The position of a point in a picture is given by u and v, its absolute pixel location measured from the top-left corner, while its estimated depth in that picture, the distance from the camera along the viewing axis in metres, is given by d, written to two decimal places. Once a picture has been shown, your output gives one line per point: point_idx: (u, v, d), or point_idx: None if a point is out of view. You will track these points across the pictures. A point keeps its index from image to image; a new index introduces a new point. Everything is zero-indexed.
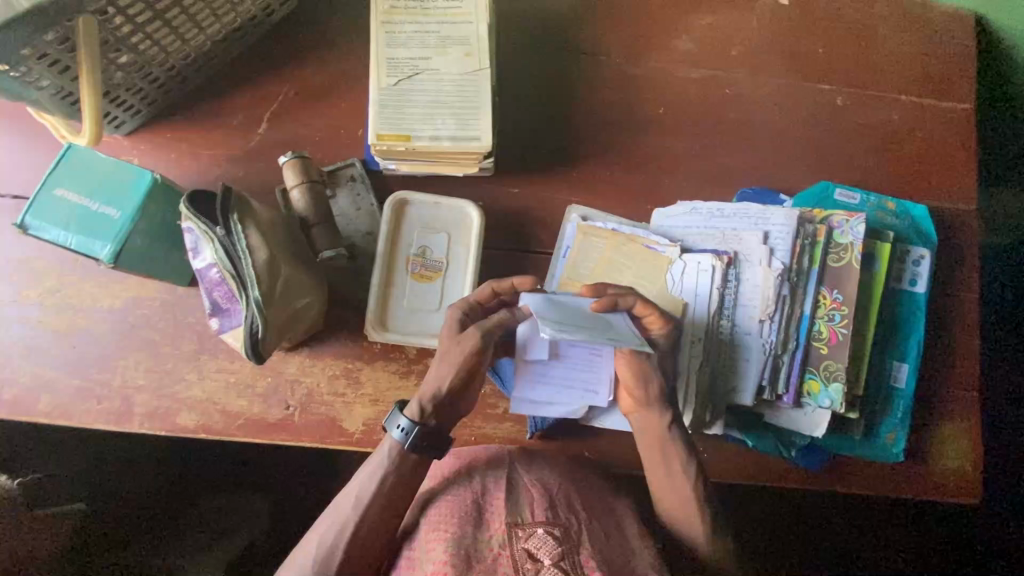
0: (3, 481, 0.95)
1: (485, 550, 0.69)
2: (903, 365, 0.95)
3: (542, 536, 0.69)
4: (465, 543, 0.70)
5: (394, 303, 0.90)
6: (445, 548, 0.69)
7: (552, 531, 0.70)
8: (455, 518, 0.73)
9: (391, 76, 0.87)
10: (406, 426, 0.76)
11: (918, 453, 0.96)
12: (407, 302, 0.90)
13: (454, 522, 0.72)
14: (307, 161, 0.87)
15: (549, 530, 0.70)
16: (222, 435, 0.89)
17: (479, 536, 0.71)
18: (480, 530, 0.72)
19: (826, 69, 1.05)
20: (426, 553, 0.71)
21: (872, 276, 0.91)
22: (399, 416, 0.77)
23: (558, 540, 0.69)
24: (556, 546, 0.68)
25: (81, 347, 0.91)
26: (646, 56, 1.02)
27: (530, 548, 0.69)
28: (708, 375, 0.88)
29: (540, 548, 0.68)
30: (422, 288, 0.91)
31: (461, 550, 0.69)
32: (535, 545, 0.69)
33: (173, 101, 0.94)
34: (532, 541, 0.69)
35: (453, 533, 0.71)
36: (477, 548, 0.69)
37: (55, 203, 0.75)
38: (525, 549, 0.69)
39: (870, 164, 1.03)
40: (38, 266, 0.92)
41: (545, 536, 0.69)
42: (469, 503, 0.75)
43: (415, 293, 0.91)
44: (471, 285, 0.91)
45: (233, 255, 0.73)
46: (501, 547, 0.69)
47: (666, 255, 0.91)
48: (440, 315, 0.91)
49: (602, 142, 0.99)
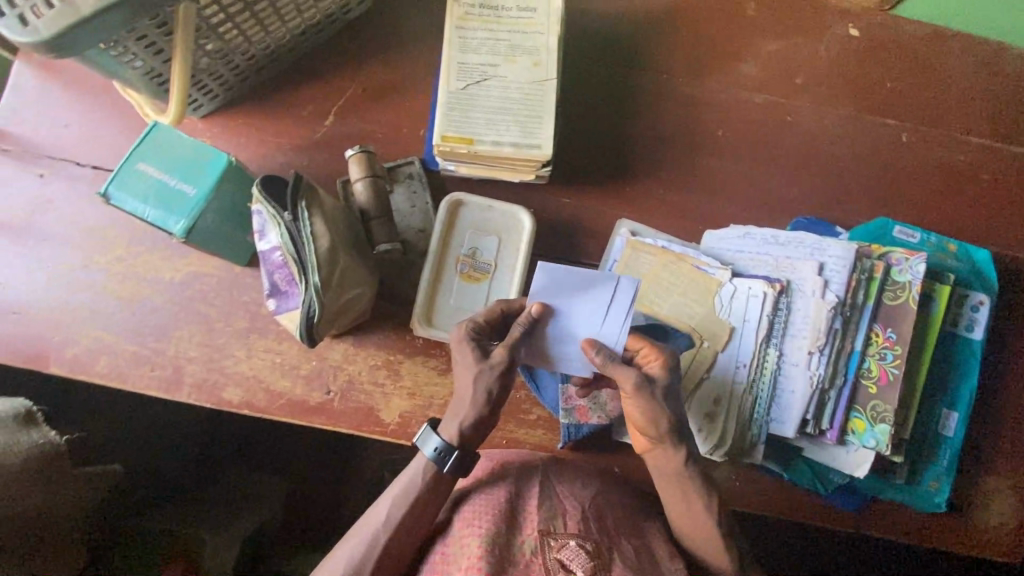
0: (52, 436, 0.99)
1: (518, 556, 0.71)
2: (952, 413, 0.92)
3: (574, 548, 0.70)
4: (500, 543, 0.71)
5: (440, 300, 0.92)
6: (479, 543, 0.71)
7: (584, 545, 0.71)
8: (488, 514, 0.75)
9: (460, 81, 0.89)
10: (440, 448, 0.77)
11: (963, 505, 0.92)
12: (454, 301, 0.92)
13: (487, 517, 0.75)
14: (371, 156, 0.89)
15: (581, 543, 0.71)
16: (264, 412, 0.92)
17: (513, 539, 0.73)
18: (513, 534, 0.73)
19: (892, 104, 1.03)
20: (459, 548, 0.74)
21: (928, 317, 0.89)
22: (433, 435, 0.78)
23: (590, 554, 0.70)
24: (588, 560, 0.69)
25: (141, 315, 0.95)
26: (709, 77, 1.02)
27: (563, 558, 0.70)
28: (750, 403, 0.87)
29: (572, 560, 0.69)
30: (469, 288, 0.92)
31: (495, 548, 0.71)
32: (568, 556, 0.70)
33: (247, 88, 0.98)
34: (564, 552, 0.70)
35: (488, 529, 0.73)
36: (511, 551, 0.71)
37: (136, 176, 0.79)
38: (557, 559, 0.70)
39: (932, 203, 1.00)
40: (109, 234, 0.97)
41: (578, 549, 0.70)
42: (501, 501, 0.77)
43: (463, 293, 0.92)
44: (517, 290, 0.92)
45: (297, 240, 0.76)
46: (534, 555, 0.71)
47: (716, 277, 0.91)
48: None
49: (657, 160, 1.00)
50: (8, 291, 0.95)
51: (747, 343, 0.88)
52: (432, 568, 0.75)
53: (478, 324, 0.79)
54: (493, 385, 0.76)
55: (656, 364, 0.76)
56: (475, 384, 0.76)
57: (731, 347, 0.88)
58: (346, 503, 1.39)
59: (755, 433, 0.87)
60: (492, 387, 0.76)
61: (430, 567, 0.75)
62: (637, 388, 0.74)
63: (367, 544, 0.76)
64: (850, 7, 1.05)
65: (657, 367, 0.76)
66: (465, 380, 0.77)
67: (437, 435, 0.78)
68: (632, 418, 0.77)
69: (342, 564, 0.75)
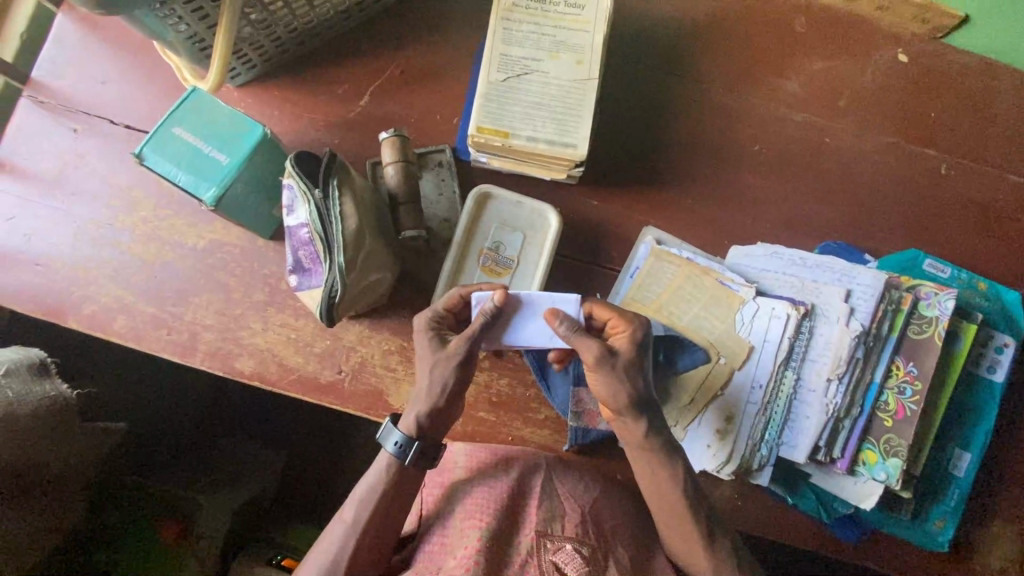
0: (65, 390, 1.02)
1: (514, 556, 0.72)
2: (965, 454, 0.91)
3: (570, 551, 0.71)
4: (497, 543, 0.72)
5: None
6: (479, 537, 0.72)
7: (580, 550, 0.71)
8: (489, 509, 0.76)
9: (502, 72, 0.88)
10: (401, 442, 0.76)
11: (967, 547, 0.91)
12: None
13: (489, 512, 0.75)
14: (405, 140, 0.87)
15: (577, 547, 0.71)
16: (275, 386, 0.92)
17: (510, 540, 0.73)
18: (511, 534, 0.74)
19: (934, 135, 1.01)
20: (457, 538, 0.75)
21: (952, 355, 0.88)
22: (394, 431, 0.77)
23: (586, 559, 0.70)
24: (583, 564, 0.69)
25: (162, 278, 0.95)
26: (749, 92, 1.01)
27: (558, 561, 0.70)
28: (762, 424, 0.86)
29: (567, 563, 0.69)
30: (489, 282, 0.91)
31: (492, 546, 0.72)
32: (563, 559, 0.70)
33: (286, 62, 0.98)
34: (559, 555, 0.71)
35: (488, 524, 0.74)
36: (507, 551, 0.72)
37: (173, 141, 0.79)
38: (552, 561, 0.70)
39: (964, 240, 0.99)
40: (136, 195, 0.97)
41: (573, 553, 0.70)
42: (503, 499, 0.78)
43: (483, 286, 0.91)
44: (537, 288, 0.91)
45: (325, 219, 0.76)
46: (529, 555, 0.71)
47: (740, 294, 0.90)
48: None
49: (689, 170, 0.98)
50: (34, 242, 0.95)
51: (765, 364, 0.87)
52: (430, 557, 0.76)
53: (439, 313, 0.80)
54: (450, 375, 0.76)
55: (624, 337, 0.77)
56: (432, 374, 0.76)
57: (749, 367, 0.87)
58: (342, 483, 1.40)
59: (764, 455, 0.86)
60: (449, 378, 0.76)
61: (428, 557, 0.76)
62: (597, 362, 0.75)
63: (368, 528, 0.76)
64: (900, 32, 1.03)
65: (624, 341, 0.76)
66: (423, 369, 0.78)
67: (398, 429, 0.77)
68: (597, 394, 0.77)
69: (342, 543, 0.76)
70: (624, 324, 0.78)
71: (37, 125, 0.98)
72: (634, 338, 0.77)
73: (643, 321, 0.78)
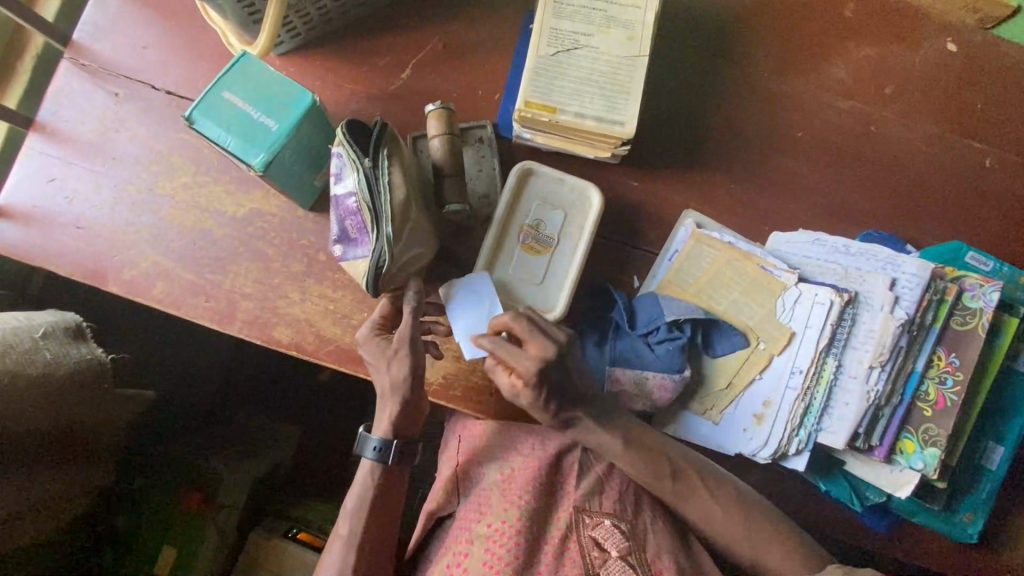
0: (100, 354, 1.03)
1: (554, 529, 0.79)
2: (999, 447, 0.91)
3: (609, 527, 0.78)
4: (537, 521, 0.79)
5: (499, 267, 0.90)
6: (520, 515, 0.79)
7: (619, 526, 0.78)
8: (529, 487, 0.81)
9: (551, 47, 0.87)
10: (378, 446, 0.82)
11: (996, 539, 0.92)
12: (512, 271, 0.90)
13: (530, 492, 0.81)
14: (451, 113, 0.87)
15: (616, 523, 0.79)
16: (312, 356, 0.93)
17: (549, 516, 0.81)
18: (550, 509, 0.81)
19: (980, 127, 1.00)
20: (494, 508, 0.81)
21: (993, 348, 0.87)
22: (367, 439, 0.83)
23: (625, 535, 0.78)
24: (623, 541, 0.77)
25: (201, 244, 0.95)
26: (795, 78, 0.99)
27: (597, 536, 0.78)
28: (802, 409, 0.86)
29: (607, 539, 0.77)
30: (529, 259, 0.90)
31: (533, 523, 0.79)
32: (602, 535, 0.78)
33: (329, 31, 0.98)
34: (598, 531, 0.78)
35: (529, 504, 0.80)
36: (547, 522, 0.80)
37: (222, 105, 0.78)
38: (592, 536, 0.78)
39: (1007, 233, 0.98)
40: (176, 161, 0.97)
41: (612, 529, 0.78)
42: (542, 478, 0.82)
43: (523, 263, 0.90)
44: (577, 267, 0.90)
45: (373, 188, 0.75)
46: (570, 531, 0.79)
47: (781, 280, 0.89)
48: (541, 291, 0.90)
49: (731, 154, 0.97)
50: (75, 206, 0.96)
51: (807, 351, 0.86)
52: (463, 519, 0.83)
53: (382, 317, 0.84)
54: (405, 365, 0.80)
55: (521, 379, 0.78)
56: (388, 367, 0.81)
57: (788, 352, 0.87)
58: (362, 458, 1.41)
59: (801, 441, 0.86)
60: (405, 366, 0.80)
61: (462, 518, 0.83)
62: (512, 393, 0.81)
63: None
64: (950, 21, 1.01)
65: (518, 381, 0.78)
66: (379, 370, 0.82)
67: (375, 435, 0.83)
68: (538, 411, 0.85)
69: None
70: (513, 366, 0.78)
71: (77, 88, 0.98)
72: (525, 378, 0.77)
73: (544, 348, 0.77)
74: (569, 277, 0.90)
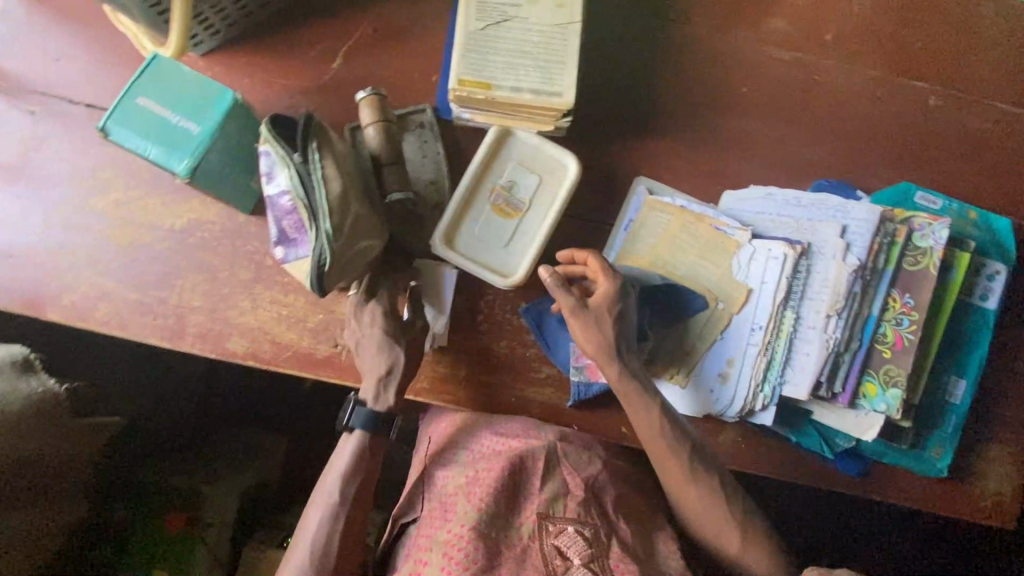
0: (52, 385, 1.00)
1: (517, 537, 0.78)
2: (961, 381, 0.92)
3: (572, 535, 0.77)
4: (496, 524, 0.78)
5: (466, 224, 0.88)
6: (476, 520, 0.77)
7: (583, 532, 0.77)
8: (490, 489, 0.80)
9: (479, 21, 0.84)
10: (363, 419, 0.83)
11: (966, 471, 0.94)
12: (480, 231, 0.88)
13: (489, 494, 0.79)
14: (383, 99, 0.84)
15: (579, 529, 0.77)
16: (270, 363, 0.90)
17: (511, 522, 0.79)
18: (512, 514, 0.80)
19: (923, 66, 0.99)
20: (454, 510, 0.80)
21: (946, 283, 0.88)
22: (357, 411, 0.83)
23: (588, 542, 0.76)
24: (586, 548, 0.75)
25: (141, 261, 0.92)
26: (736, 32, 0.98)
27: (560, 544, 0.76)
28: (765, 364, 0.86)
29: (569, 547, 0.76)
30: (498, 221, 0.89)
31: (491, 528, 0.77)
32: (565, 543, 0.76)
33: (251, 26, 0.93)
34: (561, 538, 0.77)
35: (488, 508, 0.78)
36: (509, 531, 0.78)
37: (138, 112, 0.74)
38: (555, 545, 0.76)
39: (955, 170, 0.98)
40: (106, 177, 0.93)
41: (575, 536, 0.76)
42: (504, 478, 0.81)
43: (491, 223, 0.88)
44: (544, 235, 0.87)
45: (307, 184, 0.73)
46: (531, 539, 0.78)
47: (735, 238, 0.89)
48: (508, 253, 0.89)
49: (678, 116, 0.96)
50: (3, 233, 0.91)
51: (765, 306, 0.87)
52: (427, 519, 0.82)
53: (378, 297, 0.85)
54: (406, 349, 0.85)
55: (604, 292, 0.82)
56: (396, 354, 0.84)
57: (747, 309, 0.87)
58: None
59: (766, 395, 0.86)
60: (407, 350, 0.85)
61: (426, 518, 0.83)
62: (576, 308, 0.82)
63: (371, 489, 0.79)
64: None
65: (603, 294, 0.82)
66: (382, 353, 0.83)
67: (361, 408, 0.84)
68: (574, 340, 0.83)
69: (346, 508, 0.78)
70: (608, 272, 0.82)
71: None
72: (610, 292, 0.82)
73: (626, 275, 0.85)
74: (534, 243, 0.88)
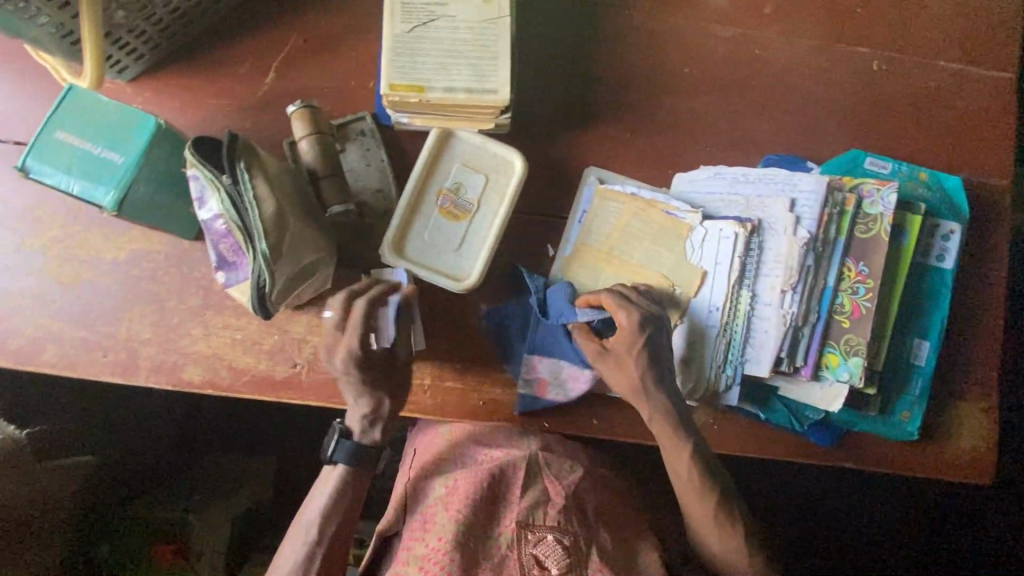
0: (14, 433, 0.99)
1: (495, 548, 0.77)
2: (924, 342, 0.93)
3: (551, 543, 0.76)
4: (475, 536, 0.77)
5: (415, 230, 0.86)
6: (454, 531, 0.76)
7: (562, 540, 0.76)
8: (470, 501, 0.80)
9: (405, 23, 0.82)
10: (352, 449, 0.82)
11: (937, 430, 0.94)
12: (430, 236, 0.86)
13: (469, 505, 0.79)
14: (315, 111, 0.83)
15: (558, 538, 0.76)
16: (228, 390, 0.88)
17: (490, 534, 0.78)
18: (491, 526, 0.79)
19: (863, 31, 0.99)
20: (433, 523, 0.79)
21: (899, 248, 0.88)
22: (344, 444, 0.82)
23: (567, 550, 0.75)
24: (564, 557, 0.75)
25: (86, 298, 0.89)
26: (673, 13, 0.97)
27: (539, 554, 0.75)
28: (725, 345, 0.86)
29: (547, 556, 0.75)
30: (447, 224, 0.87)
31: (468, 539, 0.76)
32: (544, 551, 0.75)
33: (177, 47, 0.91)
34: (540, 547, 0.76)
35: (467, 518, 0.78)
36: (489, 541, 0.77)
37: (57, 146, 0.72)
38: (534, 555, 0.75)
39: (903, 133, 0.98)
40: (41, 214, 0.90)
41: (554, 544, 0.76)
42: (484, 488, 0.81)
43: (439, 227, 0.86)
44: (494, 235, 0.86)
45: (238, 206, 0.70)
46: (509, 548, 0.77)
47: (687, 221, 0.88)
48: (460, 257, 0.87)
49: (621, 102, 0.95)
50: None
51: (721, 286, 0.86)
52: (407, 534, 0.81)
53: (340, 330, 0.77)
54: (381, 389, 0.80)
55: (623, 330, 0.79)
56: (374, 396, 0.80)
57: (703, 292, 0.87)
58: None
59: (729, 375, 0.86)
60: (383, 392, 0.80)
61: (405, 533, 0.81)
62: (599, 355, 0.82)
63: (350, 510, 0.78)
64: None
65: (622, 335, 0.79)
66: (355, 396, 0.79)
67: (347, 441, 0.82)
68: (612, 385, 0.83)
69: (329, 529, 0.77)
70: (622, 312, 0.79)
71: None
72: (630, 330, 0.79)
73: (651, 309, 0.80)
74: (486, 245, 0.86)
